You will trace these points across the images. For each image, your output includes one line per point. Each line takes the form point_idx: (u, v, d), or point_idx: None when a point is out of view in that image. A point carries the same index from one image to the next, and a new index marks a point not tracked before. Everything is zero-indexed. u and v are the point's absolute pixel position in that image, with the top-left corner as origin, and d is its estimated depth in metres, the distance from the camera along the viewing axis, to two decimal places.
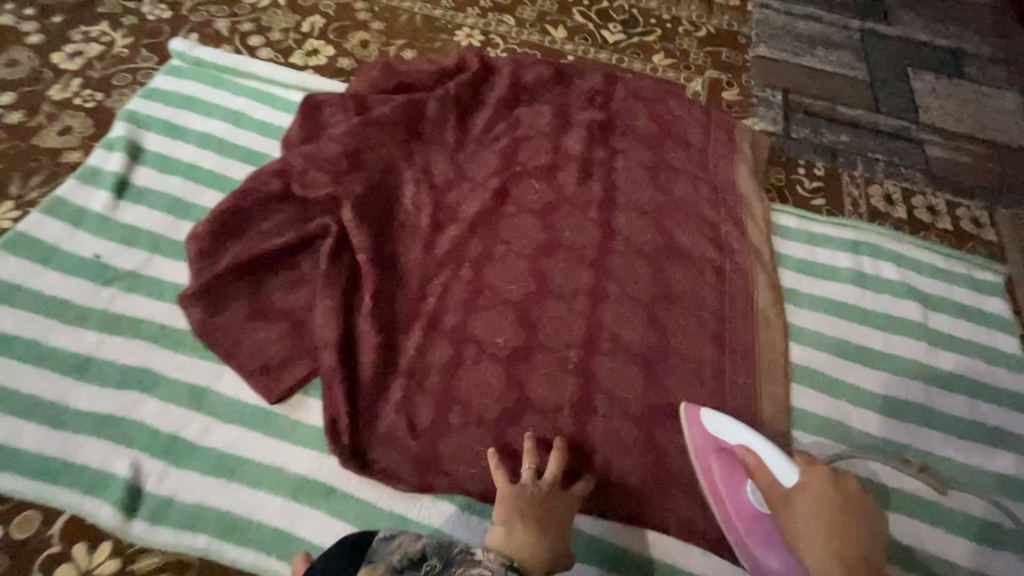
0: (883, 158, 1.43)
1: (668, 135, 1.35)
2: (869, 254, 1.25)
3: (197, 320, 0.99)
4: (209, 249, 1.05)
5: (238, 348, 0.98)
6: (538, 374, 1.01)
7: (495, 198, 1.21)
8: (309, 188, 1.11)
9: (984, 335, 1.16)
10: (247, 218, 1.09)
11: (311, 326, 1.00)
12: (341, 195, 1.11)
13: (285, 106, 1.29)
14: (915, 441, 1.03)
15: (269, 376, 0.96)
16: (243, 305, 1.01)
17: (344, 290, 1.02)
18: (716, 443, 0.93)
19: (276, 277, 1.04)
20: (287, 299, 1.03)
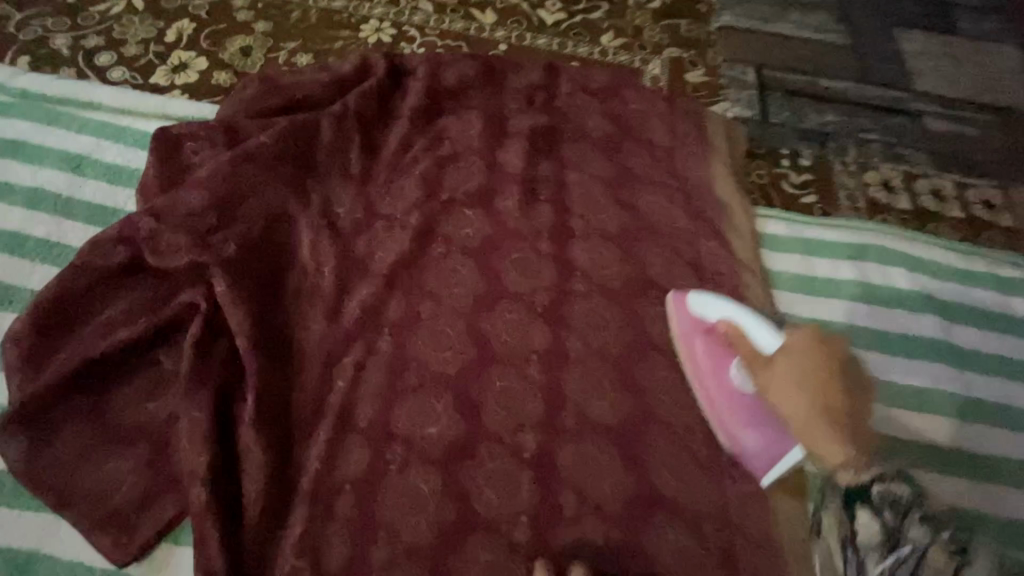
0: (879, 137, 1.21)
1: (626, 134, 1.11)
2: (876, 260, 1.04)
3: (14, 460, 0.73)
4: (29, 354, 0.79)
5: (76, 491, 0.73)
6: (485, 475, 0.78)
7: (417, 239, 0.95)
8: (162, 256, 0.84)
9: (1011, 347, 0.99)
10: (79, 304, 0.82)
11: (175, 448, 0.75)
12: (207, 260, 0.84)
13: (142, 143, 1.02)
14: (942, 493, 0.87)
15: (121, 525, 0.71)
16: (83, 428, 0.76)
17: (219, 393, 0.77)
18: (703, 325, 0.85)
19: (127, 382, 0.79)
20: (143, 412, 0.77)
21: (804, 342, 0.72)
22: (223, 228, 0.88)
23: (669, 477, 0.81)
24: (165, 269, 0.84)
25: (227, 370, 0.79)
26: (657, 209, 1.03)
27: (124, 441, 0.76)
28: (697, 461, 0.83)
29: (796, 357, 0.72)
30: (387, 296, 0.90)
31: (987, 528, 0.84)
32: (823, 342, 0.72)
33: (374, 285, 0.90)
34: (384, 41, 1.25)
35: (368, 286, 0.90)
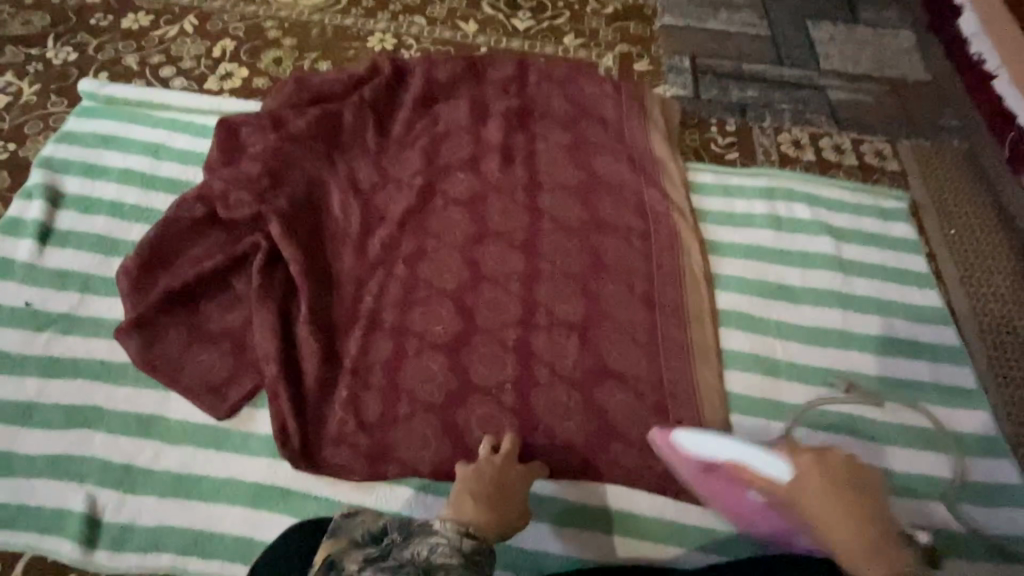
0: (789, 108, 1.51)
1: (584, 111, 1.39)
2: (783, 198, 1.31)
3: (135, 352, 1.00)
4: (139, 282, 1.06)
5: (181, 373, 0.99)
6: (479, 356, 1.05)
7: (421, 194, 1.23)
8: (234, 209, 1.13)
9: (893, 258, 1.25)
10: (175, 247, 1.11)
11: (251, 341, 1.02)
12: (266, 210, 1.13)
13: (204, 133, 1.31)
14: (838, 363, 1.10)
15: (215, 394, 0.98)
16: (182, 332, 1.03)
17: (282, 302, 1.05)
18: (704, 464, 0.90)
19: (212, 299, 1.06)
20: (225, 319, 1.05)
21: (817, 479, 0.78)
22: (274, 188, 1.17)
23: (618, 355, 1.07)
24: (235, 220, 1.13)
25: (286, 288, 1.07)
26: (609, 166, 1.31)
27: (212, 339, 1.03)
28: (640, 344, 1.09)
29: (821, 496, 0.77)
30: (401, 236, 1.17)
31: (870, 386, 1.08)
32: (840, 482, 0.77)
33: (390, 228, 1.18)
34: (388, 49, 1.55)
35: (385, 229, 1.18)
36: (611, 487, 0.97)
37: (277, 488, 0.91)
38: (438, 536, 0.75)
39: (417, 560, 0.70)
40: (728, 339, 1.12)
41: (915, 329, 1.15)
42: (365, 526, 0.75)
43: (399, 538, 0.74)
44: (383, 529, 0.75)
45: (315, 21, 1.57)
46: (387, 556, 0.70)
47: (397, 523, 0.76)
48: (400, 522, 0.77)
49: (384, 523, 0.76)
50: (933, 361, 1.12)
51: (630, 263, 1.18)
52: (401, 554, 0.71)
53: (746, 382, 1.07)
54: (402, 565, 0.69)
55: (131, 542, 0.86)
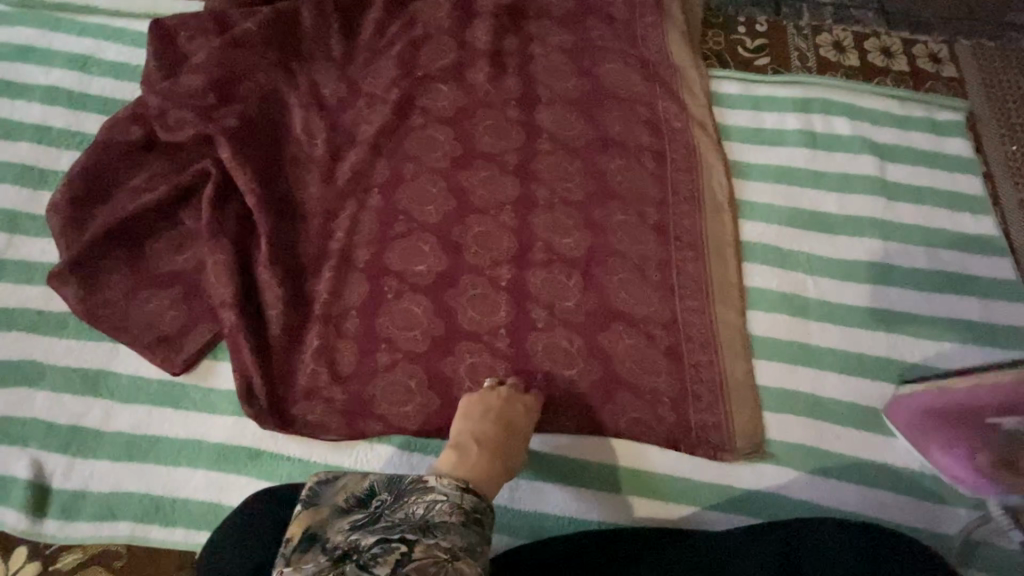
0: (831, 2, 1.28)
1: (589, 7, 1.17)
2: (820, 111, 1.13)
3: (73, 301, 0.87)
4: (71, 219, 0.92)
5: (127, 323, 0.87)
6: (468, 298, 0.92)
7: (398, 111, 1.05)
8: (175, 131, 0.96)
9: (946, 180, 1.08)
10: (111, 178, 0.95)
11: (206, 286, 0.89)
12: (213, 132, 0.96)
13: (139, 42, 1.11)
14: (876, 301, 0.97)
15: (168, 347, 0.86)
16: (126, 276, 0.90)
17: (238, 241, 0.91)
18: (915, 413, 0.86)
19: (158, 238, 0.92)
20: (175, 260, 0.91)
21: None
22: (223, 106, 0.99)
23: (627, 295, 0.94)
24: (179, 146, 0.97)
25: (243, 223, 0.93)
26: (617, 74, 1.11)
27: (162, 283, 0.90)
28: (651, 282, 0.95)
29: None
30: (375, 162, 1.01)
31: (912, 327, 0.96)
32: None
33: (362, 153, 1.01)
34: None
35: (356, 153, 1.01)
36: (616, 441, 0.88)
37: (244, 448, 0.83)
38: (436, 491, 0.57)
39: (411, 519, 0.53)
40: (752, 276, 0.98)
41: (966, 262, 1.01)
42: (348, 490, 0.58)
43: (390, 498, 0.57)
44: (370, 490, 0.58)
45: None
46: (375, 520, 0.54)
47: (385, 480, 0.59)
48: (389, 479, 0.59)
49: (371, 482, 0.59)
50: (984, 297, 0.98)
51: (643, 189, 1.02)
52: (392, 516, 0.54)
53: (770, 324, 0.95)
54: (392, 526, 0.52)
55: (85, 509, 0.79)
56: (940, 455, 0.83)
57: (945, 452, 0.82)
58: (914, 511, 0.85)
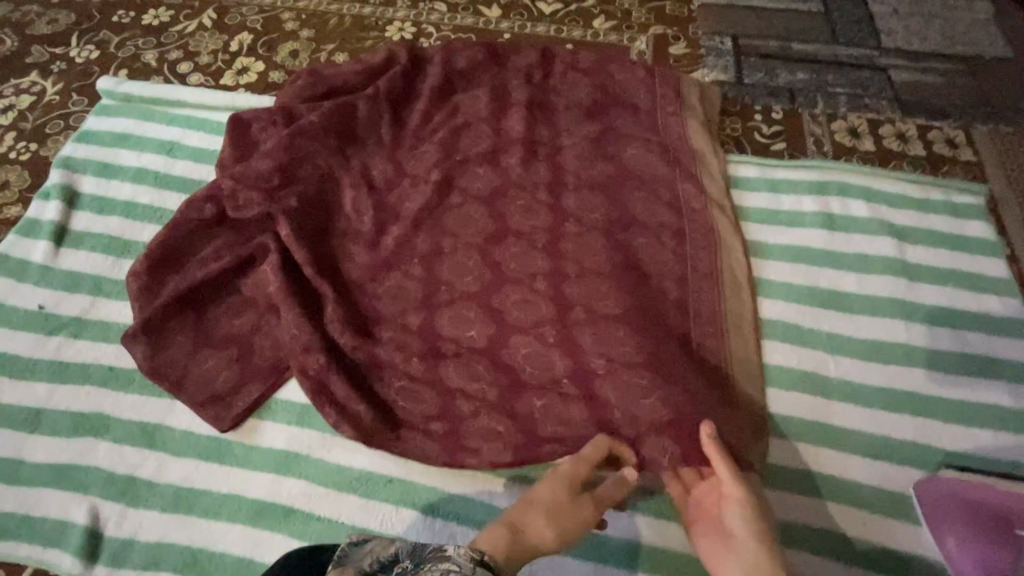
0: (845, 91, 1.36)
1: (613, 98, 1.29)
2: (837, 194, 1.17)
3: (141, 359, 0.97)
4: (147, 285, 1.04)
5: (186, 381, 0.96)
6: (496, 366, 0.98)
7: (437, 191, 1.15)
8: (242, 209, 1.09)
9: (969, 261, 1.09)
10: (184, 249, 1.08)
11: (258, 349, 0.98)
12: (274, 211, 1.08)
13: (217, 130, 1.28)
14: (901, 383, 0.97)
15: (220, 405, 0.94)
16: (189, 337, 0.99)
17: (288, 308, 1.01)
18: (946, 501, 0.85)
19: (219, 303, 1.03)
20: (232, 323, 1.01)
21: None
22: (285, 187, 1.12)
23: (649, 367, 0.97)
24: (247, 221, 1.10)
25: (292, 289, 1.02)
26: (640, 157, 1.20)
27: (220, 344, 0.99)
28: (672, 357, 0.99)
29: None
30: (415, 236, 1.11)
31: (939, 410, 0.95)
32: None
33: (404, 227, 1.11)
34: (407, 37, 1.50)
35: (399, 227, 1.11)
36: (635, 517, 0.89)
37: (280, 506, 0.88)
38: (452, 560, 0.60)
39: None
40: (772, 354, 1.01)
41: (994, 345, 1.00)
42: (373, 555, 0.62)
43: (411, 565, 0.61)
44: (393, 556, 0.62)
45: (334, 12, 1.54)
46: None
47: (408, 548, 0.63)
48: (414, 547, 0.63)
49: (396, 548, 0.63)
50: (1016, 383, 0.97)
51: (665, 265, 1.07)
52: None
53: (790, 403, 0.96)
54: None
55: (132, 558, 0.84)
56: (955, 542, 0.82)
57: (960, 539, 0.82)
58: None
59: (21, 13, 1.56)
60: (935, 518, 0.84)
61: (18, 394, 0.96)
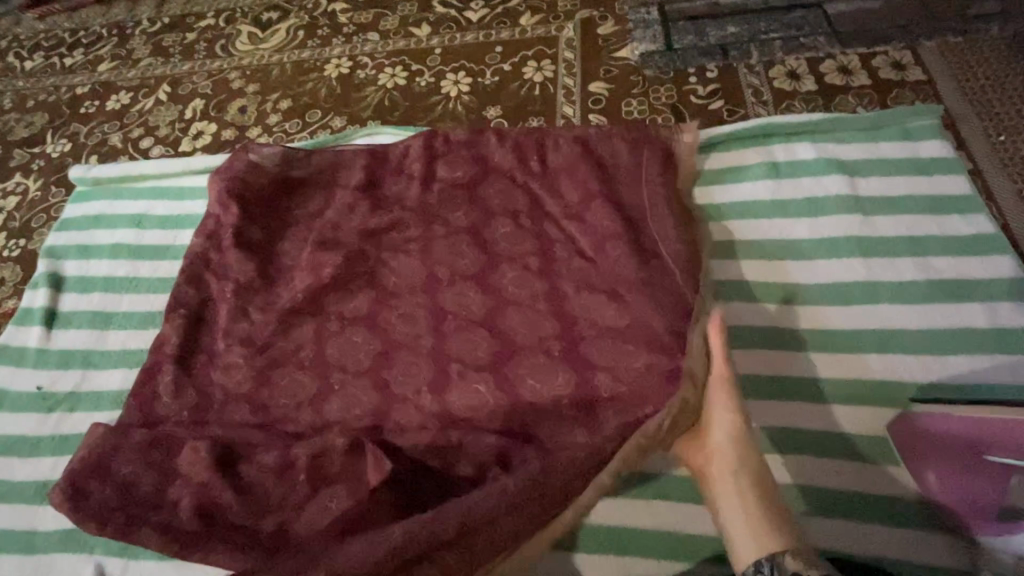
0: (780, 35, 1.32)
1: (545, 102, 1.35)
2: (779, 141, 1.15)
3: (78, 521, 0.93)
4: (132, 369, 1.13)
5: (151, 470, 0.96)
6: (460, 362, 1.00)
7: (378, 213, 1.18)
8: (163, 356, 1.09)
9: (924, 186, 1.04)
10: (80, 452, 0.99)
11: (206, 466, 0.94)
12: (236, 274, 1.15)
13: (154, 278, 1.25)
14: (868, 322, 0.94)
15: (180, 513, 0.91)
16: (127, 512, 0.92)
17: (246, 395, 1.04)
18: (924, 433, 0.82)
19: (184, 397, 1.05)
20: (186, 435, 0.99)
21: None
22: (227, 410, 1.03)
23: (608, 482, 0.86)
24: (212, 346, 1.11)
25: (263, 396, 1.03)
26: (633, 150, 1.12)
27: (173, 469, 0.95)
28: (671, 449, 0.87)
29: None
30: (352, 345, 1.05)
31: (902, 345, 0.91)
32: None
33: (351, 261, 1.12)
34: (344, 71, 1.54)
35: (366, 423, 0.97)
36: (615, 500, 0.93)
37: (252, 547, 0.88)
38: None
39: None
40: (774, 439, 0.87)
41: (961, 265, 0.96)
42: None
43: None
44: None
45: (276, 62, 1.61)
46: None
47: None
48: None
49: None
50: (989, 301, 0.92)
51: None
52: None
53: (755, 364, 0.94)
54: None
55: None
56: (933, 476, 0.80)
57: (939, 475, 0.79)
58: (952, 552, 0.77)
59: (2, 122, 1.69)
60: (914, 452, 0.82)
61: (27, 470, 1.04)
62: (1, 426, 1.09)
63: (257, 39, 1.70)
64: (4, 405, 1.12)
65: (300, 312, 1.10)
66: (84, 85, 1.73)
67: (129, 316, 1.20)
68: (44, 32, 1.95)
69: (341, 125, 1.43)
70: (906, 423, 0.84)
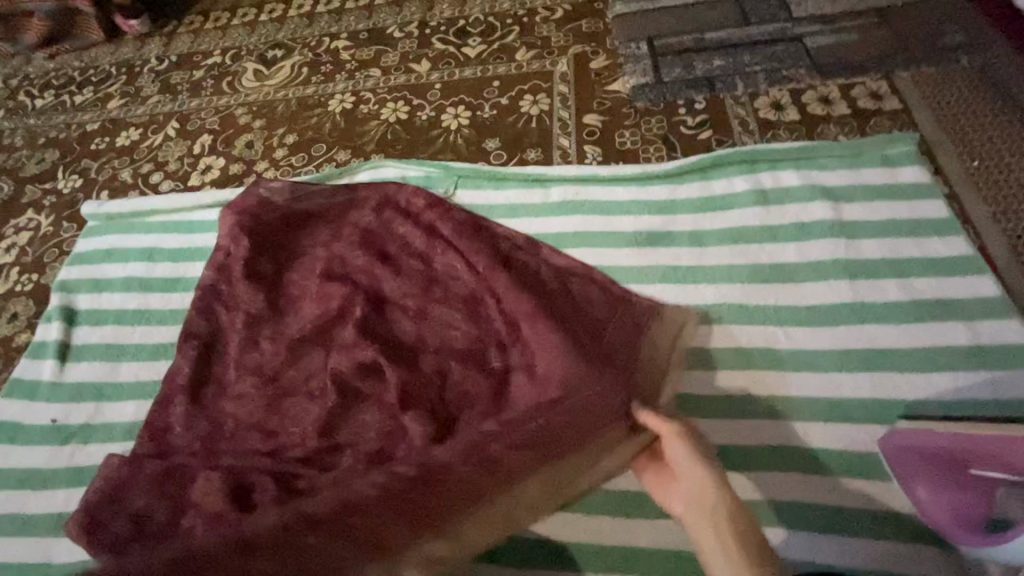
0: (763, 68, 1.39)
1: (542, 134, 1.41)
2: (765, 168, 1.20)
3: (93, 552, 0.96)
4: (145, 400, 1.15)
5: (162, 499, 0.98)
6: (465, 387, 1.03)
7: (383, 244, 1.23)
8: (175, 387, 1.12)
9: (904, 210, 1.10)
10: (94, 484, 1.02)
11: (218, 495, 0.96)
12: (246, 305, 1.19)
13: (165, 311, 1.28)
14: (856, 342, 0.98)
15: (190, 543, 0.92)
16: (141, 542, 0.95)
17: (257, 424, 1.07)
18: (913, 449, 0.83)
19: (196, 428, 1.08)
20: (199, 465, 1.01)
21: None
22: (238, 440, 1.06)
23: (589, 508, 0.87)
24: (223, 377, 1.14)
25: (274, 425, 1.06)
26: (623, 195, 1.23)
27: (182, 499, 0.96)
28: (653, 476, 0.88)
29: None
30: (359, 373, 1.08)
31: (889, 364, 0.95)
32: None
33: (357, 290, 1.16)
34: (347, 106, 1.60)
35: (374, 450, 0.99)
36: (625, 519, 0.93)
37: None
38: None
39: None
40: (767, 457, 0.91)
41: (941, 286, 1.01)
42: None
43: None
44: None
45: (281, 98, 1.68)
46: None
47: None
48: None
49: None
50: (970, 320, 0.97)
51: (618, 268, 1.14)
52: None
53: (749, 384, 0.97)
54: None
55: None
56: (926, 490, 0.80)
57: (930, 491, 0.80)
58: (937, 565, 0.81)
59: (15, 159, 1.74)
60: (904, 469, 0.83)
61: (40, 503, 1.06)
62: (14, 459, 1.11)
63: (262, 76, 1.77)
64: (18, 438, 1.14)
65: (309, 342, 1.14)
66: (95, 122, 1.79)
67: (141, 348, 1.23)
68: (55, 71, 2.01)
69: (346, 159, 1.48)
70: (896, 440, 0.85)
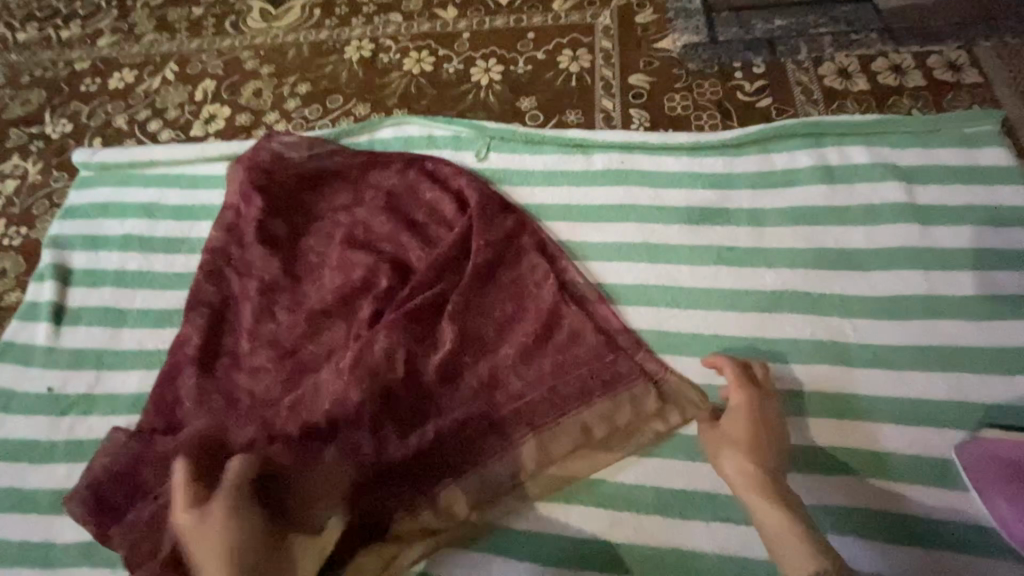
0: (830, 30, 1.26)
1: (583, 95, 1.28)
2: (833, 143, 1.10)
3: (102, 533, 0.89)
4: (149, 371, 1.07)
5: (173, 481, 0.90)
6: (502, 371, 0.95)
7: (410, 210, 1.12)
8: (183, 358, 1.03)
9: (984, 196, 1.01)
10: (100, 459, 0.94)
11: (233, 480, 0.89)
12: (259, 272, 1.09)
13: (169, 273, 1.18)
14: (928, 339, 0.90)
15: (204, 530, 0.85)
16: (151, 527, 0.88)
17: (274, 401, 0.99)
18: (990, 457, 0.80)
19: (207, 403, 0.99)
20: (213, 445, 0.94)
21: None
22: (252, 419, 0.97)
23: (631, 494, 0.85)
24: (235, 349, 1.05)
25: None
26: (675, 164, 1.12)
27: None
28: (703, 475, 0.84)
29: None
30: None
31: (964, 364, 0.88)
32: None
33: (383, 260, 1.06)
34: (366, 54, 1.45)
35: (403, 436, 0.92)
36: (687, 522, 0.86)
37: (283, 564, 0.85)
38: None
39: None
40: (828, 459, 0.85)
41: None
42: None
43: None
44: None
45: (291, 42, 1.52)
46: None
47: None
48: None
49: None
50: None
51: (668, 247, 1.04)
52: None
53: (812, 380, 0.90)
54: None
55: None
56: (1006, 506, 0.78)
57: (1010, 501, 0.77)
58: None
59: None
60: (982, 477, 0.80)
61: (39, 478, 0.98)
62: (9, 429, 1.03)
63: (269, 16, 1.60)
64: (12, 407, 1.05)
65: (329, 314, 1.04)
66: (84, 60, 1.62)
67: (143, 314, 1.13)
68: None
69: (365, 113, 1.35)
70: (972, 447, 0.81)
